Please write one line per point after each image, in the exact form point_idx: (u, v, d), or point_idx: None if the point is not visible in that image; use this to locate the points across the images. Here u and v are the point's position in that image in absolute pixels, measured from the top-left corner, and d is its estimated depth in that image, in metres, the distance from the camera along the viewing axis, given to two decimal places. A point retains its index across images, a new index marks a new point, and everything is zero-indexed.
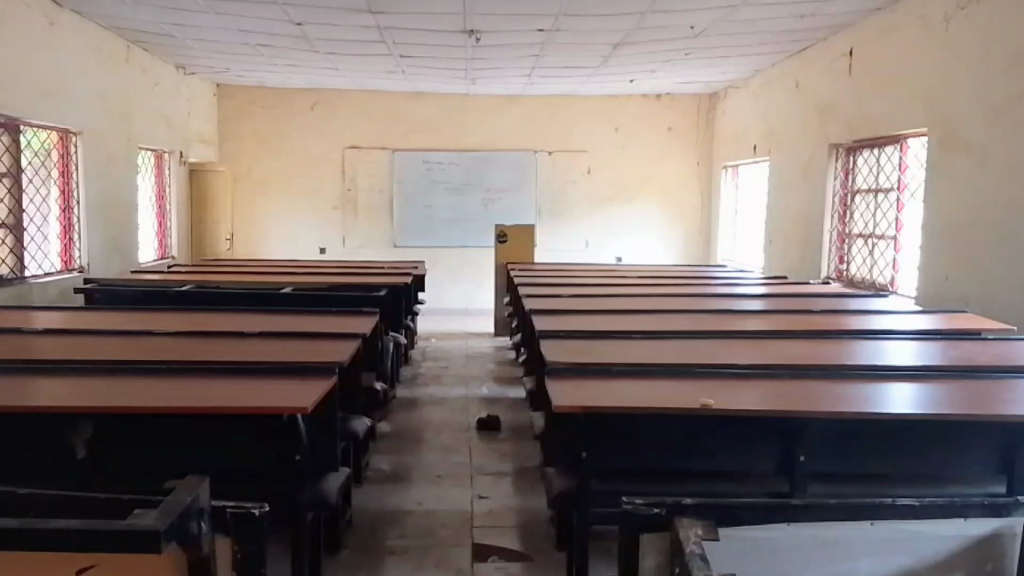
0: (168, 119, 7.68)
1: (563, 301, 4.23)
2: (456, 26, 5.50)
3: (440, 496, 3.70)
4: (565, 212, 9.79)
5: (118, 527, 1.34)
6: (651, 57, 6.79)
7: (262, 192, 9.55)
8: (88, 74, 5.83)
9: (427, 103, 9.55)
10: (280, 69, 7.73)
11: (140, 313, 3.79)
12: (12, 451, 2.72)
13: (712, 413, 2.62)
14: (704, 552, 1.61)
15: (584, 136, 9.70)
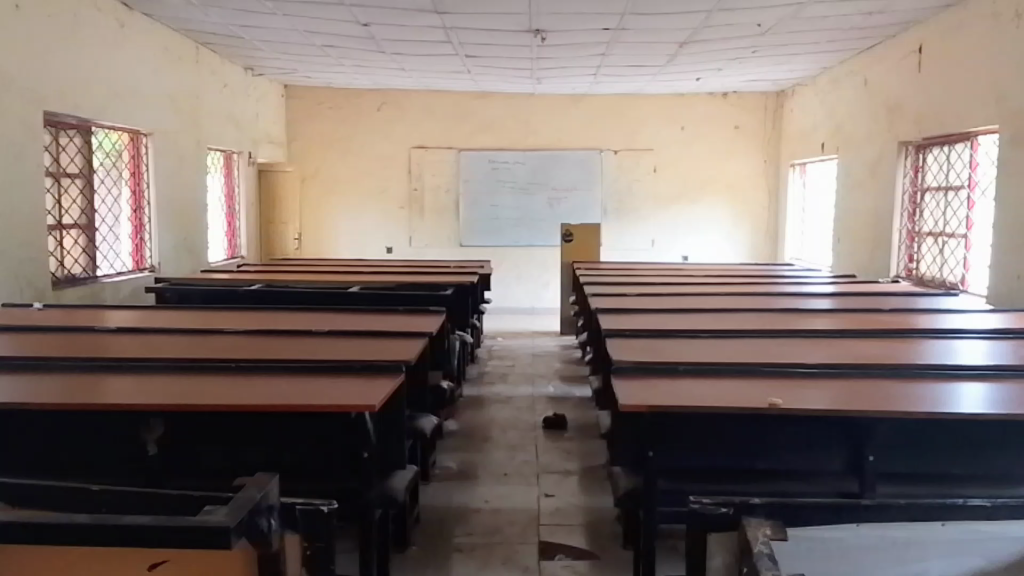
0: (237, 121, 7.82)
1: (629, 300, 4.19)
2: (519, 24, 5.50)
3: (507, 493, 3.72)
4: (628, 211, 9.74)
5: (187, 523, 1.36)
6: (717, 54, 6.70)
7: (330, 193, 9.68)
8: (158, 78, 5.97)
9: (490, 103, 9.57)
10: (345, 70, 7.82)
11: (209, 313, 3.85)
12: (89, 447, 2.79)
13: (779, 413, 2.57)
14: (774, 553, 1.59)
15: (648, 135, 9.63)
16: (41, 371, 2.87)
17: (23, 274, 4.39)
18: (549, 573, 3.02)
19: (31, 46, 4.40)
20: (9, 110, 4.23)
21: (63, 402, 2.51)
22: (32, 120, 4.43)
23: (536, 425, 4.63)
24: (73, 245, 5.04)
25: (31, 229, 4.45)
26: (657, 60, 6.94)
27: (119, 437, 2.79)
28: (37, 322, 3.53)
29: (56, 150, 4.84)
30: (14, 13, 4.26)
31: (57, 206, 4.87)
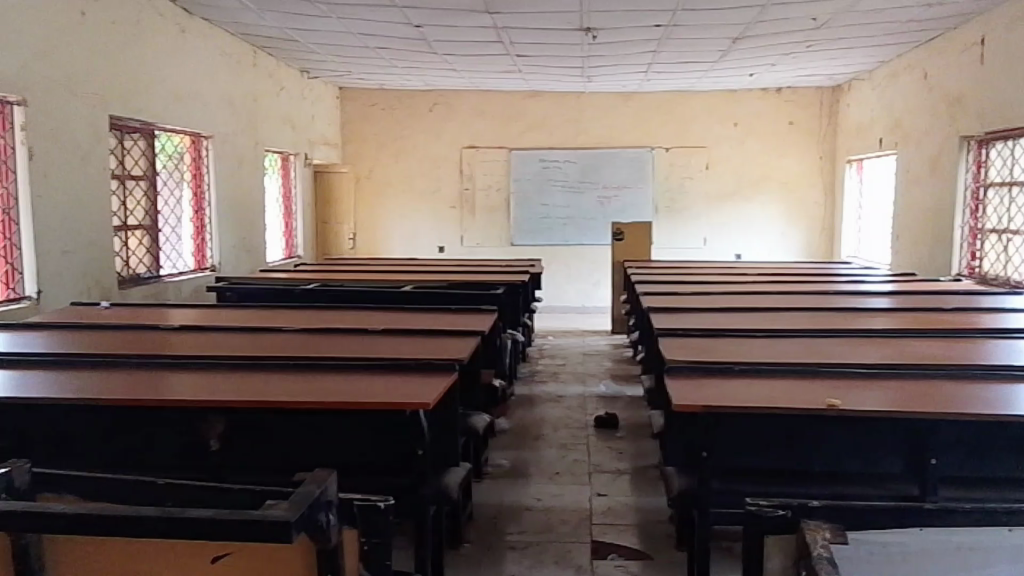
0: (294, 122, 7.97)
1: (681, 298, 4.16)
2: (572, 23, 5.50)
3: (560, 491, 3.73)
4: (682, 209, 9.66)
5: (250, 517, 1.33)
6: (770, 49, 6.61)
7: (383, 193, 9.79)
8: (217, 81, 6.11)
9: (543, 102, 9.59)
10: (398, 72, 7.92)
11: (267, 312, 3.94)
12: (153, 443, 2.89)
13: (836, 414, 2.54)
14: (833, 556, 1.57)
15: (701, 132, 9.54)
16: (106, 368, 2.97)
17: (90, 273, 4.54)
18: (601, 572, 3.02)
19: (96, 51, 4.56)
20: (76, 114, 4.38)
21: (127, 399, 2.59)
22: (97, 123, 4.58)
23: (587, 424, 4.63)
24: (137, 245, 5.20)
25: (97, 230, 4.59)
26: (709, 57, 6.88)
27: (181, 433, 2.87)
28: (103, 320, 3.65)
29: (120, 154, 4.99)
30: (79, 20, 4.41)
31: (122, 207, 5.02)
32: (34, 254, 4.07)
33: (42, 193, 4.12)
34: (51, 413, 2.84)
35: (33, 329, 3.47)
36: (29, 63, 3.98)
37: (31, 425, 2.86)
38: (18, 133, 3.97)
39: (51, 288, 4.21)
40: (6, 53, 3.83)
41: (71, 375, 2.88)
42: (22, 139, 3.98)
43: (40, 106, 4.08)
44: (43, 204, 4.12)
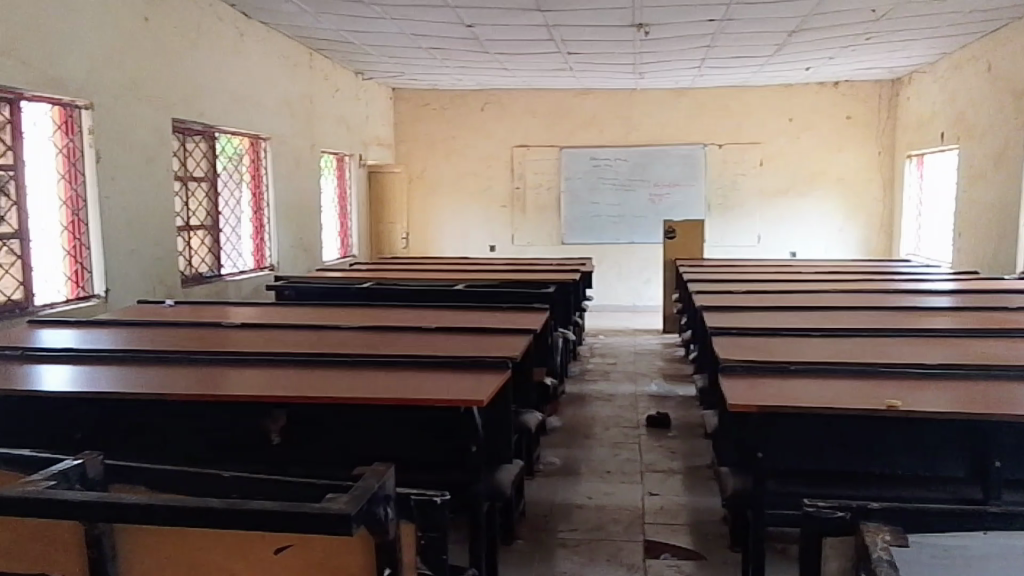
0: (348, 123, 8.09)
1: (735, 297, 4.12)
2: (626, 19, 5.47)
3: (611, 489, 3.73)
4: (735, 206, 9.53)
5: (312, 509, 1.35)
6: (824, 43, 6.47)
7: (435, 193, 9.87)
8: (275, 84, 6.24)
9: (595, 99, 9.55)
10: (452, 71, 7.97)
11: (324, 310, 4.02)
12: (216, 437, 2.97)
13: (897, 415, 2.49)
14: (894, 559, 1.55)
15: (755, 128, 9.39)
16: (172, 364, 3.07)
17: (155, 273, 4.69)
18: (655, 572, 3.01)
19: (160, 55, 4.70)
20: (140, 118, 4.52)
21: (194, 394, 2.68)
22: (160, 126, 4.72)
23: (639, 423, 4.60)
24: (199, 245, 5.34)
25: (161, 230, 4.73)
26: (762, 51, 6.76)
27: (245, 428, 2.95)
28: (167, 318, 3.77)
29: (183, 155, 5.13)
30: (143, 25, 4.54)
31: (185, 208, 5.16)
32: (102, 254, 4.22)
33: (110, 195, 4.27)
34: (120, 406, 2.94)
35: (101, 327, 3.59)
36: (96, 68, 4.13)
37: (103, 418, 2.97)
38: (87, 137, 4.12)
39: (118, 286, 4.36)
40: (75, 58, 3.99)
41: (139, 370, 2.99)
42: (90, 143, 4.13)
43: (106, 110, 4.23)
44: (110, 206, 4.27)
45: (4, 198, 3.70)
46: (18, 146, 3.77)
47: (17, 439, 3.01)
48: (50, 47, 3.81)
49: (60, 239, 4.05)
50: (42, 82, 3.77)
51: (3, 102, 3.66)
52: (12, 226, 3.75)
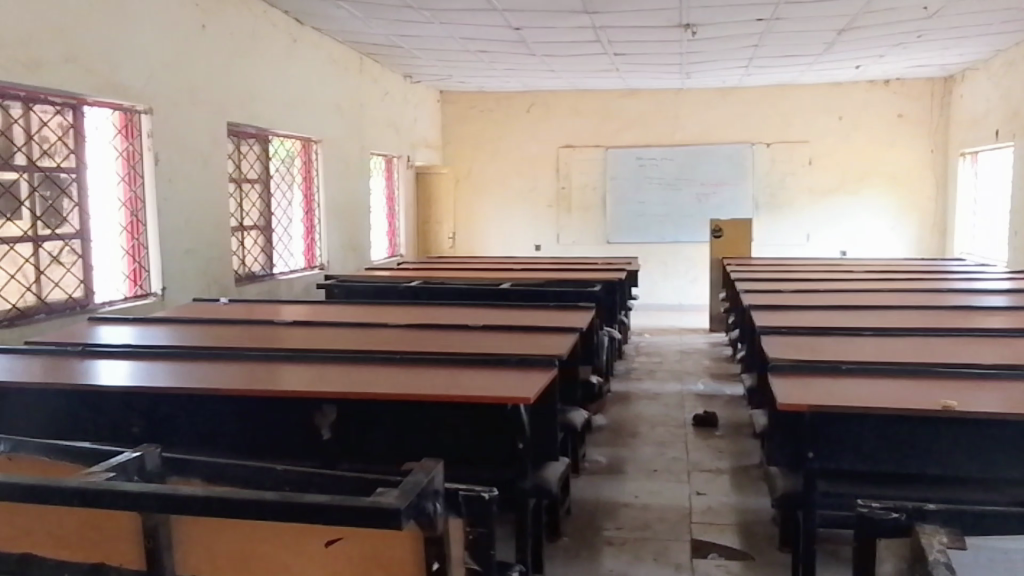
0: (397, 126, 8.17)
1: (782, 296, 4.08)
2: (672, 19, 5.43)
3: (658, 488, 3.72)
4: (784, 205, 9.40)
5: (361, 504, 1.37)
6: (877, 40, 6.35)
7: (481, 193, 9.92)
8: (326, 88, 6.33)
9: (641, 99, 9.50)
10: (498, 73, 7.99)
11: (373, 309, 4.07)
12: (269, 431, 3.03)
13: (953, 416, 2.45)
14: (951, 561, 1.55)
15: (804, 126, 9.25)
16: (227, 360, 3.14)
17: (210, 272, 4.80)
18: (702, 571, 3.01)
19: (215, 62, 4.80)
20: (197, 123, 4.63)
21: (250, 389, 2.74)
22: (215, 129, 4.82)
23: (685, 423, 4.58)
24: (253, 245, 5.45)
25: (216, 230, 4.84)
26: (811, 50, 6.67)
27: (297, 422, 3.01)
28: (221, 315, 3.86)
29: (238, 158, 5.24)
30: (200, 33, 4.65)
31: (239, 209, 5.27)
32: (159, 254, 4.34)
33: (168, 196, 4.39)
34: (181, 399, 3.02)
35: (158, 324, 3.69)
36: (154, 74, 4.25)
37: (164, 411, 3.05)
38: (146, 139, 4.25)
39: (174, 284, 4.48)
40: (135, 64, 4.11)
41: (197, 366, 3.06)
42: (149, 146, 4.25)
43: (165, 114, 4.35)
44: (167, 207, 4.39)
45: (67, 200, 3.82)
46: (81, 148, 3.89)
47: (78, 433, 3.10)
48: (112, 54, 3.94)
49: (120, 238, 4.18)
50: (105, 88, 3.90)
51: (65, 107, 3.79)
52: (74, 226, 3.87)
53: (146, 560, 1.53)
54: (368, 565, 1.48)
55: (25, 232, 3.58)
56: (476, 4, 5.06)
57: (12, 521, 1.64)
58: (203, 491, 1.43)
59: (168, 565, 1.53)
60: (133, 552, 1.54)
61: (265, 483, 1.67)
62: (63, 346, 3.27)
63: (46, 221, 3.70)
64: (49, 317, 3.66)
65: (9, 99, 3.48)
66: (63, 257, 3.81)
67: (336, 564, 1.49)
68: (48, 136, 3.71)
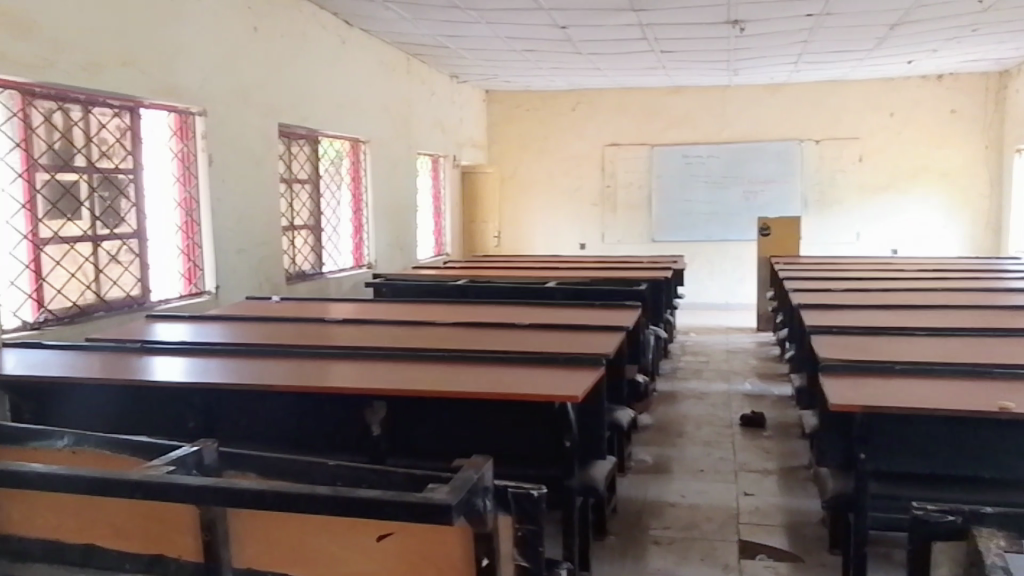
0: (444, 126, 8.22)
1: (832, 295, 4.02)
2: (719, 16, 5.38)
3: (706, 488, 3.70)
4: (833, 202, 9.25)
5: (413, 500, 1.40)
6: (931, 35, 6.21)
7: (527, 192, 9.93)
8: (375, 89, 6.41)
9: (688, 96, 9.42)
10: (544, 72, 7.99)
11: (420, 307, 4.12)
12: (321, 427, 3.08)
13: (1011, 418, 2.39)
14: (1009, 565, 1.54)
15: (856, 123, 9.08)
16: (279, 357, 3.21)
17: (262, 270, 4.90)
18: (750, 572, 2.98)
19: (267, 64, 4.89)
20: (249, 125, 4.72)
21: (306, 386, 2.79)
22: (267, 130, 4.91)
23: (732, 423, 4.54)
24: (303, 244, 5.55)
25: (267, 230, 4.93)
26: (862, 45, 6.55)
27: (348, 418, 3.05)
28: (273, 313, 3.94)
29: (288, 159, 5.34)
30: (252, 35, 4.75)
31: (289, 209, 5.36)
32: (213, 253, 4.45)
33: (221, 196, 4.48)
34: (240, 396, 3.08)
35: (212, 322, 3.79)
36: (208, 77, 4.35)
37: (221, 408, 3.11)
38: (199, 141, 4.35)
39: (228, 282, 4.59)
40: (190, 67, 4.21)
41: (253, 363, 3.13)
42: (203, 147, 4.35)
43: (219, 117, 4.45)
44: (221, 207, 4.49)
45: (125, 200, 3.93)
46: (137, 150, 4.00)
47: (136, 427, 3.20)
48: (168, 55, 4.04)
49: (175, 238, 4.29)
50: (160, 90, 4.00)
51: (124, 109, 3.90)
52: (132, 226, 3.98)
53: (205, 553, 1.58)
54: (420, 560, 1.52)
55: (85, 232, 3.70)
56: (521, 4, 5.07)
57: (69, 515, 1.70)
58: (261, 486, 1.47)
59: (225, 556, 1.59)
60: (193, 544, 1.61)
61: (318, 478, 1.69)
62: (122, 343, 3.36)
63: (105, 220, 3.82)
64: (108, 315, 3.78)
65: (70, 103, 3.60)
66: (121, 256, 3.92)
67: (385, 557, 1.54)
68: (106, 138, 3.82)
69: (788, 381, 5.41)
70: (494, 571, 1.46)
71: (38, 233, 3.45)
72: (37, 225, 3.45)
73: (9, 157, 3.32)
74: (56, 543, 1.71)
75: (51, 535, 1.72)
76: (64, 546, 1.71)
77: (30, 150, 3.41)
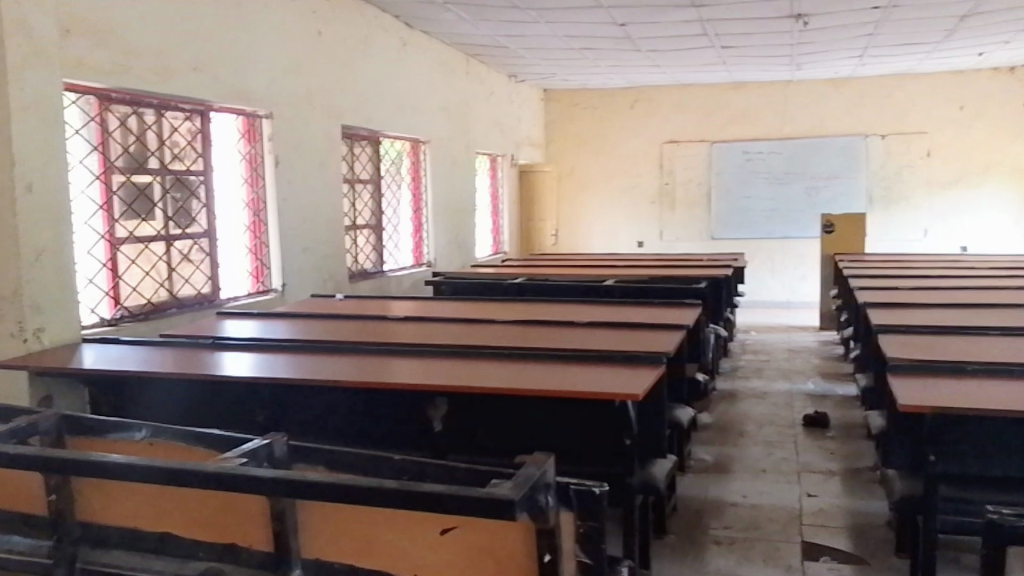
0: (502, 126, 8.26)
1: (899, 293, 3.92)
2: (782, 10, 5.28)
3: (768, 489, 3.65)
4: (900, 198, 9.03)
5: (477, 493, 1.41)
6: (1005, 26, 6.00)
7: (585, 191, 9.88)
8: (435, 90, 6.46)
9: (750, 92, 9.26)
10: (602, 70, 7.96)
11: (479, 305, 4.15)
12: (386, 422, 3.14)
13: None
14: None
15: (926, 117, 8.84)
16: (344, 354, 3.28)
17: (325, 268, 5.00)
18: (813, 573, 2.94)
19: (331, 67, 4.99)
20: (314, 127, 4.83)
21: (371, 381, 2.84)
22: (331, 132, 5.00)
23: (794, 423, 4.47)
24: (365, 243, 5.63)
25: (330, 229, 5.03)
26: (932, 38, 6.36)
27: (411, 414, 3.10)
28: (335, 311, 4.01)
29: (351, 159, 5.43)
30: (317, 40, 4.84)
31: (352, 209, 5.45)
32: (280, 252, 4.56)
33: (287, 197, 4.59)
34: (306, 390, 3.16)
35: (279, 318, 3.89)
36: (275, 80, 4.46)
37: (289, 402, 3.19)
38: (267, 143, 4.46)
39: (295, 280, 4.70)
40: (257, 71, 4.32)
41: (320, 359, 3.20)
42: (270, 149, 4.46)
43: (285, 119, 4.55)
44: (287, 206, 4.59)
45: (196, 201, 4.06)
46: (208, 152, 4.12)
47: (206, 423, 3.29)
48: (237, 60, 4.16)
49: (244, 237, 4.41)
50: (229, 94, 4.11)
51: (194, 113, 4.02)
52: (202, 226, 4.10)
53: (274, 541, 1.65)
54: (479, 554, 1.55)
55: (158, 232, 3.83)
56: (577, 3, 5.07)
57: (146, 505, 1.78)
58: (327, 479, 1.51)
59: (293, 544, 1.65)
60: (263, 534, 1.68)
61: (382, 471, 1.72)
62: (195, 339, 3.47)
63: (177, 220, 3.95)
64: (181, 311, 3.91)
65: (144, 107, 3.73)
66: (193, 255, 4.05)
67: (448, 550, 1.57)
68: (178, 141, 3.95)
69: (853, 381, 5.30)
70: (554, 568, 1.48)
71: (115, 232, 3.59)
72: (113, 225, 3.59)
73: (87, 160, 3.46)
74: (134, 530, 1.80)
75: (128, 523, 1.80)
76: (140, 533, 1.80)
77: (107, 154, 3.55)
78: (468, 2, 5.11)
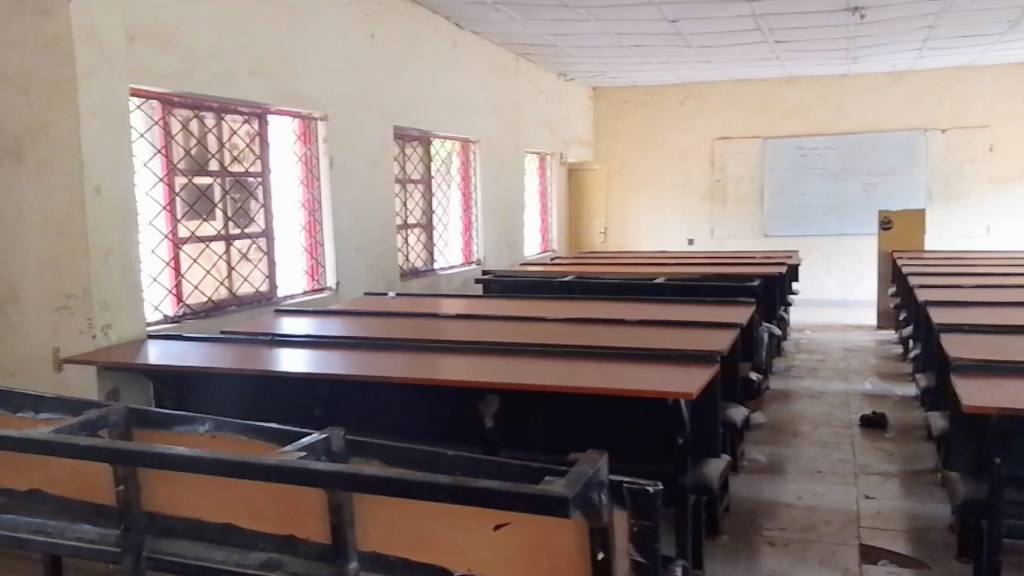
0: (552, 124, 8.26)
1: (961, 291, 3.81)
2: (838, 3, 5.17)
3: (824, 491, 3.58)
4: (963, 193, 8.78)
5: (532, 490, 1.42)
6: None
7: (635, 188, 9.80)
8: (484, 89, 6.48)
9: (805, 86, 9.07)
10: (653, 67, 7.88)
11: (530, 303, 4.15)
12: (441, 418, 3.15)
13: None
14: None
15: (993, 108, 8.57)
16: (398, 351, 3.31)
17: (378, 267, 5.06)
18: None
19: (383, 68, 5.04)
20: (367, 127, 4.88)
21: (424, 378, 2.86)
22: (383, 132, 5.06)
23: (851, 423, 4.38)
24: (416, 242, 5.68)
25: (381, 229, 5.08)
26: (997, 29, 6.16)
27: (463, 412, 3.11)
28: (386, 309, 4.06)
29: (402, 160, 5.48)
30: (369, 41, 4.90)
31: (404, 209, 5.51)
32: (334, 250, 4.63)
33: (342, 196, 4.66)
34: (361, 387, 3.20)
35: (333, 316, 3.94)
36: (330, 82, 4.52)
37: (345, 398, 3.23)
38: (322, 145, 4.52)
39: (348, 278, 4.76)
40: (313, 74, 4.39)
41: (374, 355, 3.24)
42: (325, 150, 4.53)
43: (339, 120, 4.62)
44: (341, 205, 4.66)
45: (254, 202, 4.14)
46: (265, 154, 4.20)
47: (263, 418, 3.35)
48: (294, 62, 4.23)
49: (300, 236, 4.49)
50: (286, 97, 4.19)
51: (252, 115, 4.10)
52: (260, 226, 4.19)
53: (333, 534, 1.67)
54: (529, 552, 1.56)
55: (219, 232, 3.92)
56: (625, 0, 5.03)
57: (209, 497, 1.82)
58: (383, 474, 1.52)
59: (351, 537, 1.67)
60: (322, 528, 1.71)
61: (436, 467, 1.73)
62: (253, 336, 3.54)
63: (236, 221, 4.03)
64: (240, 308, 4.00)
65: (205, 111, 3.82)
66: (251, 254, 4.13)
67: (500, 546, 1.58)
68: (237, 143, 4.03)
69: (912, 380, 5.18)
70: (608, 565, 1.48)
71: (177, 232, 3.69)
72: (176, 225, 3.68)
73: (150, 162, 3.56)
74: (197, 521, 1.84)
75: (193, 514, 1.85)
76: (204, 524, 1.84)
77: (170, 157, 3.64)
78: (518, 2, 5.12)
